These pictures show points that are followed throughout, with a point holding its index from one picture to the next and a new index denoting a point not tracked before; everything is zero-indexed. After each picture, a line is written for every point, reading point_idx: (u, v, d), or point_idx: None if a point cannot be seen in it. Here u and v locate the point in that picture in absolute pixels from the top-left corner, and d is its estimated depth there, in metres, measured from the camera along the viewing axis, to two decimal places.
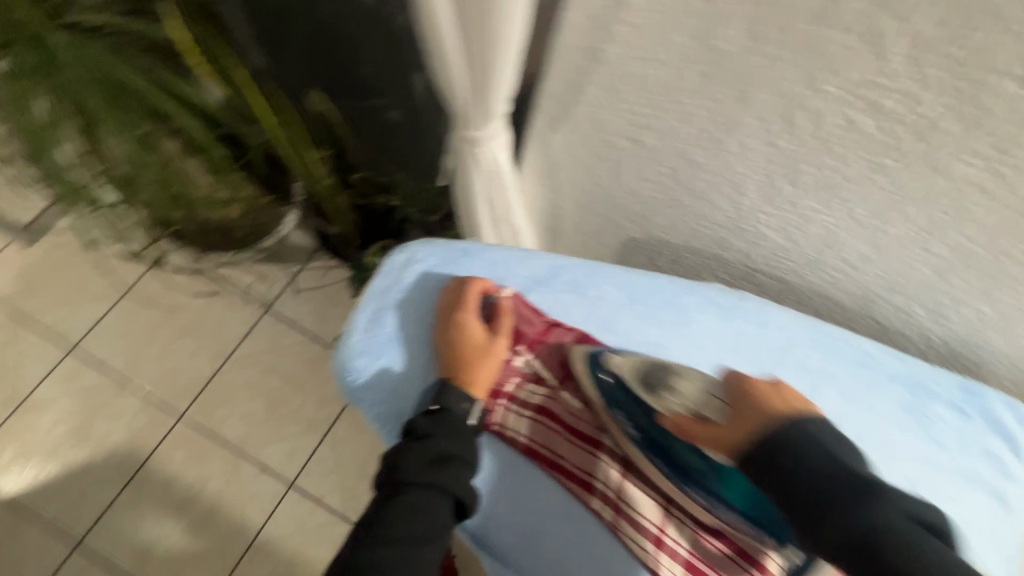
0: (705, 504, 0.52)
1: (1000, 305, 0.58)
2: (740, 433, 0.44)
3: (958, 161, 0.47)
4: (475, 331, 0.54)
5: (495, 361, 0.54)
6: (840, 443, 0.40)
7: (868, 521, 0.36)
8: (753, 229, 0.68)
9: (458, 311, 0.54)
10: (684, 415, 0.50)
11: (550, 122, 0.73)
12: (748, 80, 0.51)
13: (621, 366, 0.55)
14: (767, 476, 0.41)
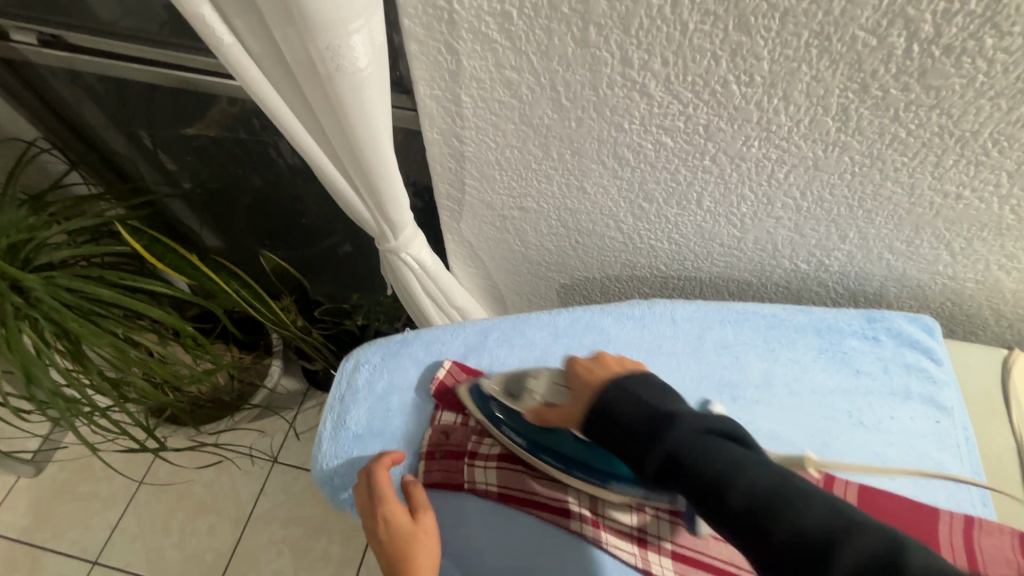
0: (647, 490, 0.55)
1: (854, 240, 0.67)
2: (580, 406, 0.53)
3: (745, 146, 0.58)
4: (398, 519, 0.55)
5: (432, 541, 0.55)
6: (654, 393, 0.51)
7: (674, 444, 0.45)
8: (645, 244, 0.79)
9: (377, 509, 0.56)
10: (540, 405, 0.57)
11: (452, 215, 0.85)
12: (572, 138, 0.64)
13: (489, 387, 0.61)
14: (611, 436, 0.49)
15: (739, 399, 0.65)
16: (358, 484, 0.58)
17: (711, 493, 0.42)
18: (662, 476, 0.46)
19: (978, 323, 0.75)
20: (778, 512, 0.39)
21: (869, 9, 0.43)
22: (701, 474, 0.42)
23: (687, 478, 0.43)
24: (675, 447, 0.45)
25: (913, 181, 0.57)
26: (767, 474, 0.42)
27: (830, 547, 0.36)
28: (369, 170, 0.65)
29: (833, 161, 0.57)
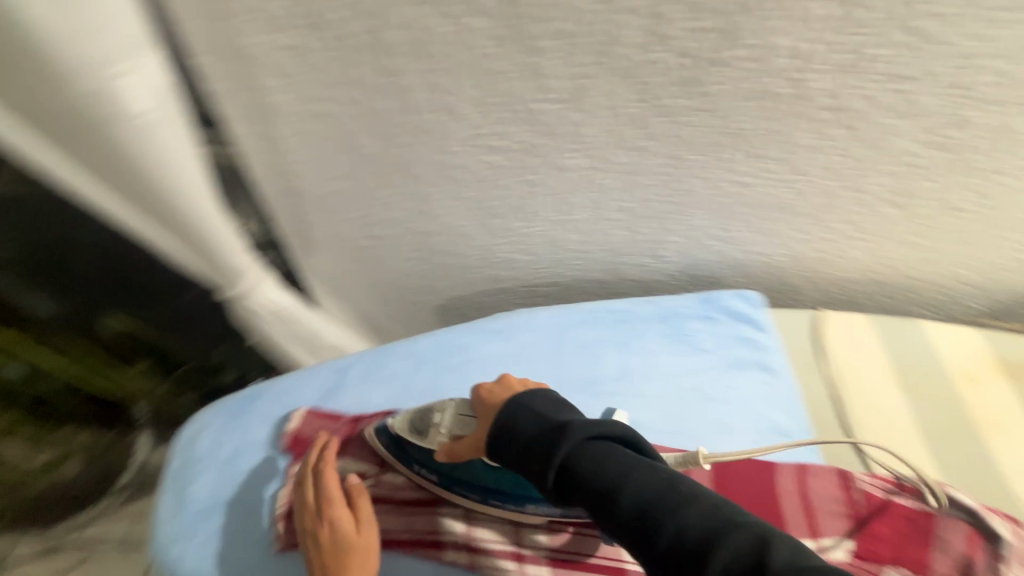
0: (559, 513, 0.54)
1: (679, 232, 0.74)
2: (484, 430, 0.49)
3: (565, 158, 0.62)
4: (340, 526, 0.52)
5: (371, 554, 0.53)
6: (553, 407, 0.48)
7: (570, 455, 0.42)
8: (503, 258, 0.81)
9: (319, 513, 0.53)
10: (446, 441, 0.52)
11: (305, 252, 0.81)
12: (404, 164, 0.63)
13: (397, 425, 0.57)
14: (512, 454, 0.46)
15: (600, 394, 0.69)
16: (305, 480, 0.56)
17: (600, 503, 0.40)
18: (558, 489, 0.42)
19: (792, 289, 0.86)
20: (663, 507, 0.38)
21: (632, 29, 0.48)
22: (592, 484, 0.40)
23: (580, 488, 0.41)
24: (570, 459, 0.42)
25: (711, 176, 0.64)
26: (656, 475, 0.41)
27: (708, 549, 0.34)
28: (185, 217, 0.61)
29: (643, 165, 0.62)
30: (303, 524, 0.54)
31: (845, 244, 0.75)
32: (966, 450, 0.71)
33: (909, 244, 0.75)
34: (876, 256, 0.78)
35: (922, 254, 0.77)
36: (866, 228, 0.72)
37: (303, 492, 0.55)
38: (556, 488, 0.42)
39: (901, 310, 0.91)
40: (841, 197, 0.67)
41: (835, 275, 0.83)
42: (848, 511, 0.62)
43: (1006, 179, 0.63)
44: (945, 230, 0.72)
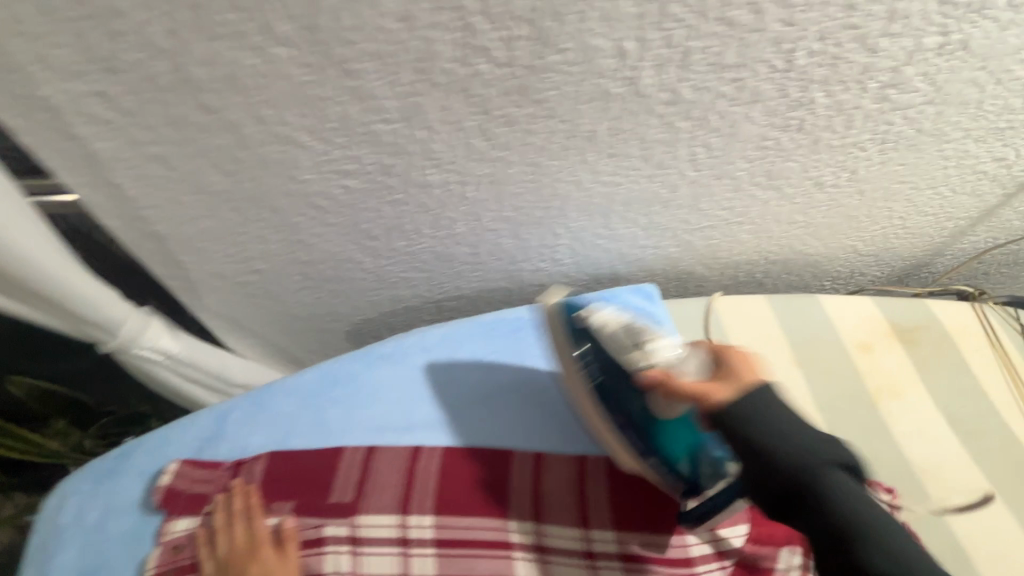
0: (629, 445, 0.58)
1: (565, 235, 0.74)
2: (724, 392, 0.47)
3: (423, 175, 0.61)
4: (269, 565, 0.54)
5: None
6: (795, 425, 0.44)
7: (780, 478, 0.43)
8: (398, 278, 0.79)
9: (250, 551, 0.54)
10: (670, 374, 0.51)
11: (192, 294, 0.78)
12: (261, 197, 0.61)
13: (598, 318, 0.60)
14: (737, 447, 0.45)
15: (497, 407, 0.67)
16: (230, 523, 0.56)
17: (830, 536, 0.41)
18: (767, 500, 0.44)
19: (694, 275, 0.87)
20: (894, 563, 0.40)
21: (445, 44, 0.46)
22: (833, 519, 0.41)
23: (814, 513, 0.41)
24: (794, 479, 0.42)
25: (577, 178, 0.63)
26: (870, 507, 0.42)
27: None
28: (34, 280, 0.59)
29: (505, 174, 0.62)
30: (223, 568, 0.53)
31: (730, 228, 0.76)
32: (860, 415, 0.73)
33: (790, 222, 0.76)
34: (763, 235, 0.79)
35: (805, 228, 0.78)
36: (744, 211, 0.73)
37: (227, 534, 0.55)
38: (758, 490, 0.45)
39: (805, 283, 0.93)
40: (711, 185, 0.67)
41: (731, 258, 0.84)
42: None
43: (862, 153, 0.64)
44: (821, 204, 0.73)
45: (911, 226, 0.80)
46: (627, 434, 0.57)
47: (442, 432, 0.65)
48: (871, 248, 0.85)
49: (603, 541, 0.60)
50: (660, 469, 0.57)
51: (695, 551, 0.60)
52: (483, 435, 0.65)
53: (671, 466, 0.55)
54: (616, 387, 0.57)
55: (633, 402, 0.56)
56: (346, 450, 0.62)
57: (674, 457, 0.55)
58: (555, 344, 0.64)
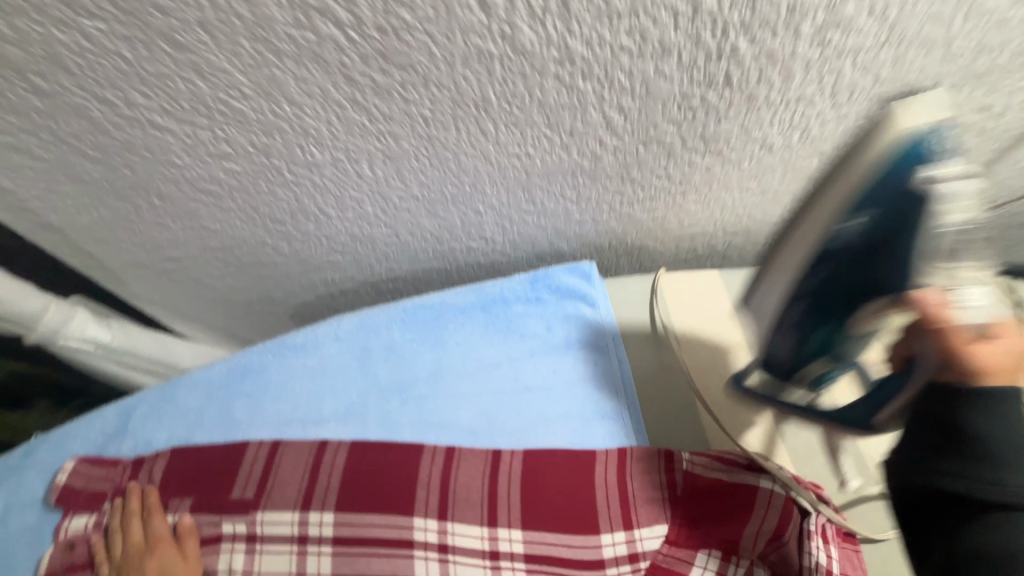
0: (782, 315, 0.48)
1: (488, 212, 0.68)
2: (1008, 366, 0.40)
3: (308, 154, 0.56)
4: (164, 560, 0.53)
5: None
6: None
7: (924, 475, 0.42)
8: (323, 261, 0.75)
9: (145, 548, 0.54)
10: (975, 337, 0.40)
11: (119, 282, 0.77)
12: (144, 184, 0.58)
13: (943, 200, 0.37)
14: (948, 426, 0.41)
15: (410, 398, 0.64)
16: (126, 521, 0.55)
17: (952, 547, 0.41)
18: (901, 468, 0.44)
19: (647, 250, 0.80)
20: None
21: (273, 7, 0.40)
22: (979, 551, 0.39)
23: (962, 525, 0.40)
24: (937, 484, 0.41)
25: (481, 151, 0.57)
26: None
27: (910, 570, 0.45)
28: None
29: (398, 149, 0.56)
30: (118, 565, 0.54)
31: (674, 198, 0.68)
32: None
33: (743, 189, 0.68)
34: (715, 205, 0.71)
35: (762, 195, 0.70)
36: (686, 179, 0.65)
37: (123, 532, 0.55)
38: (900, 457, 0.44)
39: None
40: (639, 153, 0.60)
41: (684, 230, 0.76)
42: (667, 495, 0.58)
43: (811, 109, 0.55)
44: (776, 169, 0.65)
45: None
46: (792, 297, 0.46)
47: (351, 424, 0.63)
48: None
49: (510, 541, 0.57)
50: (781, 346, 0.51)
51: (609, 553, 0.56)
52: (394, 428, 0.63)
53: (795, 351, 0.51)
54: (833, 260, 0.42)
55: (833, 275, 0.43)
56: (249, 445, 0.60)
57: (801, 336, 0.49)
58: (831, 190, 0.40)
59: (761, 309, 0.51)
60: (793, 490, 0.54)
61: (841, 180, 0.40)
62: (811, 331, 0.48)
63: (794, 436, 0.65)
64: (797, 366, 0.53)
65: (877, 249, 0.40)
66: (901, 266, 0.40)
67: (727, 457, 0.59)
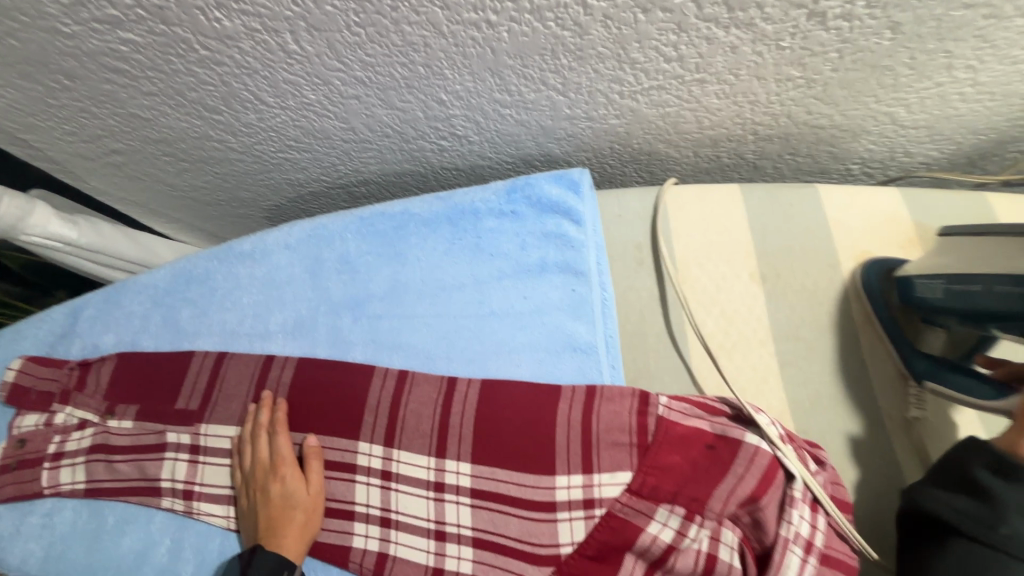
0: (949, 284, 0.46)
1: (455, 102, 0.56)
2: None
3: (215, 21, 0.45)
4: (289, 484, 0.51)
5: (314, 516, 0.51)
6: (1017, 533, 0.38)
7: (920, 493, 0.44)
8: (279, 159, 0.67)
9: (270, 469, 0.51)
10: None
11: (74, 177, 0.72)
12: (41, 58, 0.49)
13: None
14: (959, 465, 0.43)
15: (363, 316, 0.58)
16: (255, 436, 0.53)
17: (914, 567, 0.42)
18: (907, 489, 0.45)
19: (658, 157, 0.66)
20: None
21: None
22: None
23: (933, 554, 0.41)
24: (933, 507, 0.42)
25: (427, 17, 0.44)
26: None
27: None
28: None
29: (322, 15, 0.44)
30: (247, 479, 0.52)
31: (689, 88, 0.54)
32: (833, 354, 0.55)
33: (782, 78, 0.53)
34: (743, 99, 0.56)
35: (807, 87, 0.54)
36: (705, 62, 0.50)
37: (251, 447, 0.53)
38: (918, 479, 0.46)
39: (822, 167, 0.69)
40: (639, 23, 0.45)
41: (703, 133, 0.62)
42: (635, 442, 0.50)
43: None
44: (830, 49, 0.48)
45: (988, 81, 0.53)
46: (975, 275, 0.44)
47: (300, 340, 0.58)
48: (921, 116, 0.59)
49: (456, 473, 0.52)
50: (926, 292, 0.49)
51: (561, 496, 0.50)
52: (344, 348, 0.57)
53: (927, 304, 0.49)
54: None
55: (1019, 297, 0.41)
56: (193, 356, 0.57)
57: (944, 298, 0.47)
58: None
59: (982, 254, 0.45)
60: (782, 451, 0.47)
61: None
62: (952, 306, 0.46)
63: (816, 385, 0.54)
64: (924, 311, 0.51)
65: None
66: None
67: (712, 404, 0.52)
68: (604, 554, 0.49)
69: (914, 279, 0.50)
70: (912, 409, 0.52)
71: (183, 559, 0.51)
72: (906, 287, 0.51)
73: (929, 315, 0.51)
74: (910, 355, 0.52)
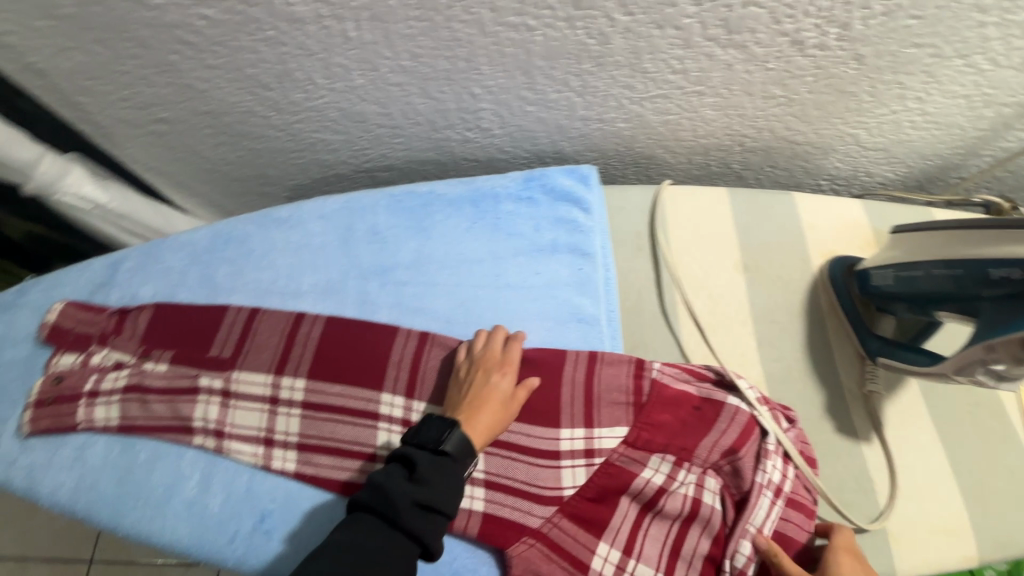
0: (896, 270, 0.55)
1: (486, 96, 0.63)
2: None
3: (288, 5, 0.52)
4: (504, 382, 0.55)
5: (506, 419, 0.54)
6: None
7: None
8: (314, 139, 0.73)
9: (499, 363, 0.56)
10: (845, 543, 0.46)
11: (111, 143, 0.76)
12: (120, 26, 0.55)
13: None
14: None
15: (390, 282, 0.64)
16: (487, 336, 0.59)
17: None
18: None
19: (656, 161, 0.75)
20: None
21: None
22: None
23: None
24: None
25: (475, 17, 0.52)
26: None
27: None
28: None
29: (385, 7, 0.51)
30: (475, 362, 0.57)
31: (689, 99, 0.63)
32: (804, 336, 0.63)
33: (767, 95, 0.62)
34: (733, 112, 0.65)
35: (787, 105, 0.64)
36: (703, 76, 0.59)
37: (486, 342, 0.58)
38: None
39: (796, 181, 0.79)
40: (653, 37, 0.54)
41: (697, 141, 0.71)
42: (632, 401, 0.57)
43: None
44: (806, 73, 0.58)
45: (934, 112, 0.63)
46: (915, 262, 0.53)
47: (330, 300, 0.63)
48: (879, 139, 0.69)
49: None
50: (879, 279, 0.58)
51: (565, 446, 0.56)
52: (371, 310, 0.62)
53: (880, 291, 0.58)
54: (1005, 296, 0.46)
55: (944, 278, 0.50)
56: (228, 308, 0.61)
57: (895, 283, 0.56)
58: None
59: (926, 246, 0.53)
60: (758, 411, 0.55)
61: (1005, 233, 0.46)
62: (900, 290, 0.55)
63: (790, 361, 0.62)
64: (877, 297, 0.60)
65: (1003, 292, 0.45)
66: (998, 326, 0.46)
67: (699, 370, 0.59)
68: (602, 496, 0.55)
69: (871, 271, 0.59)
70: (868, 384, 0.60)
71: (213, 492, 0.54)
72: (863, 278, 0.60)
73: (883, 301, 0.60)
74: (865, 336, 0.61)
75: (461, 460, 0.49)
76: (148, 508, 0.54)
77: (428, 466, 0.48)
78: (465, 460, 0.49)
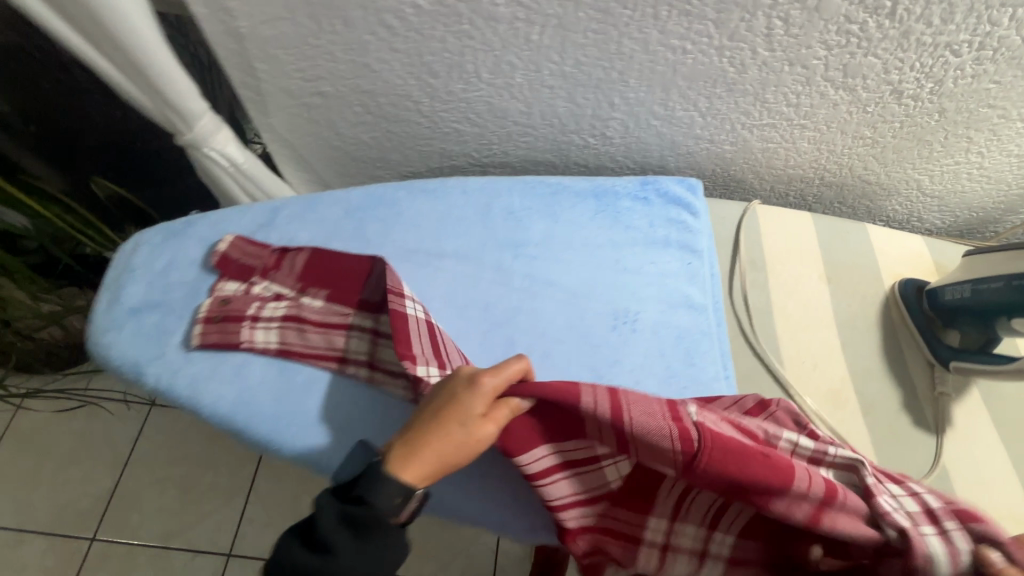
0: (972, 285, 0.65)
1: (621, 107, 0.73)
2: None
3: (493, 5, 0.61)
4: (466, 407, 0.48)
5: (455, 454, 0.47)
6: None
7: None
8: (450, 128, 0.82)
9: (468, 385, 0.49)
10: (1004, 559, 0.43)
11: (259, 109, 0.83)
12: (336, 5, 0.64)
13: None
14: None
15: (522, 255, 0.71)
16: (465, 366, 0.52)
17: None
18: None
19: (744, 185, 0.86)
20: None
21: None
22: None
23: None
24: None
25: (644, 36, 0.63)
26: None
27: None
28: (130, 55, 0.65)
29: (573, 18, 0.62)
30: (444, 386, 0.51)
31: (792, 131, 0.74)
32: (879, 342, 0.72)
33: (858, 136, 0.73)
34: (825, 147, 0.76)
35: (871, 146, 0.75)
36: (811, 112, 0.70)
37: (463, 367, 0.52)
38: None
39: (857, 219, 0.90)
40: (782, 72, 0.65)
41: (785, 171, 0.82)
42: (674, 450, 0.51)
43: (954, 58, 0.60)
44: (896, 119, 0.70)
45: (989, 167, 0.76)
46: (992, 276, 0.63)
47: (468, 264, 0.69)
48: (937, 187, 0.81)
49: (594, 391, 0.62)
50: (955, 294, 0.67)
51: None
52: (505, 276, 0.69)
53: (955, 304, 0.68)
54: None
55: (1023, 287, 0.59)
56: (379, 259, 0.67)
57: (971, 296, 0.65)
58: None
59: (1000, 263, 0.63)
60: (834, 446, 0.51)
61: None
62: (976, 301, 0.65)
63: (869, 362, 0.70)
64: (948, 311, 0.69)
65: None
66: None
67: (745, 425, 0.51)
68: None
69: (943, 287, 0.69)
70: (937, 387, 0.68)
71: (364, 416, 0.58)
72: (936, 295, 0.70)
73: (953, 316, 0.69)
74: (937, 346, 0.70)
75: (371, 515, 0.46)
76: (302, 425, 0.58)
77: (327, 530, 0.46)
78: (381, 512, 0.46)
